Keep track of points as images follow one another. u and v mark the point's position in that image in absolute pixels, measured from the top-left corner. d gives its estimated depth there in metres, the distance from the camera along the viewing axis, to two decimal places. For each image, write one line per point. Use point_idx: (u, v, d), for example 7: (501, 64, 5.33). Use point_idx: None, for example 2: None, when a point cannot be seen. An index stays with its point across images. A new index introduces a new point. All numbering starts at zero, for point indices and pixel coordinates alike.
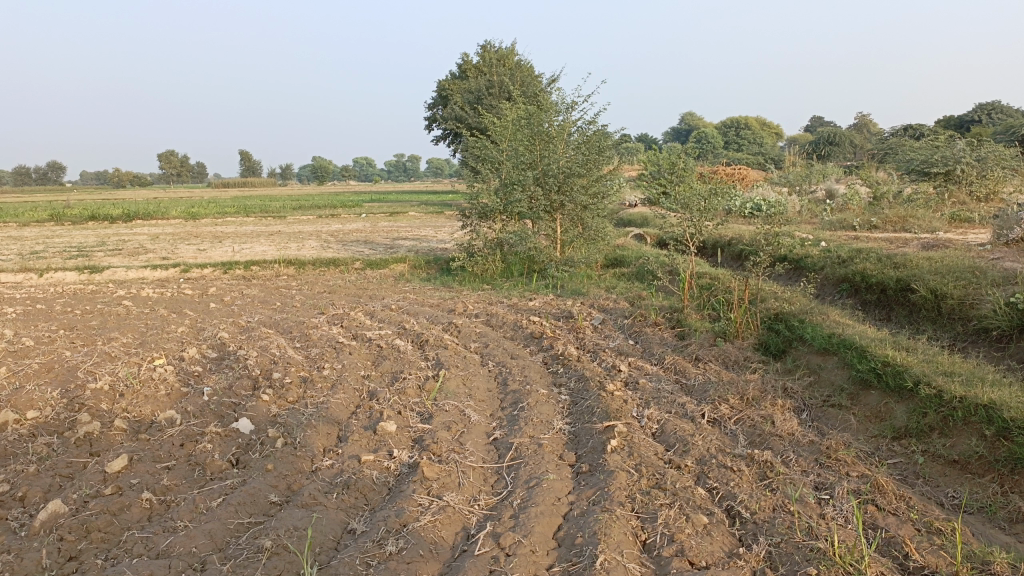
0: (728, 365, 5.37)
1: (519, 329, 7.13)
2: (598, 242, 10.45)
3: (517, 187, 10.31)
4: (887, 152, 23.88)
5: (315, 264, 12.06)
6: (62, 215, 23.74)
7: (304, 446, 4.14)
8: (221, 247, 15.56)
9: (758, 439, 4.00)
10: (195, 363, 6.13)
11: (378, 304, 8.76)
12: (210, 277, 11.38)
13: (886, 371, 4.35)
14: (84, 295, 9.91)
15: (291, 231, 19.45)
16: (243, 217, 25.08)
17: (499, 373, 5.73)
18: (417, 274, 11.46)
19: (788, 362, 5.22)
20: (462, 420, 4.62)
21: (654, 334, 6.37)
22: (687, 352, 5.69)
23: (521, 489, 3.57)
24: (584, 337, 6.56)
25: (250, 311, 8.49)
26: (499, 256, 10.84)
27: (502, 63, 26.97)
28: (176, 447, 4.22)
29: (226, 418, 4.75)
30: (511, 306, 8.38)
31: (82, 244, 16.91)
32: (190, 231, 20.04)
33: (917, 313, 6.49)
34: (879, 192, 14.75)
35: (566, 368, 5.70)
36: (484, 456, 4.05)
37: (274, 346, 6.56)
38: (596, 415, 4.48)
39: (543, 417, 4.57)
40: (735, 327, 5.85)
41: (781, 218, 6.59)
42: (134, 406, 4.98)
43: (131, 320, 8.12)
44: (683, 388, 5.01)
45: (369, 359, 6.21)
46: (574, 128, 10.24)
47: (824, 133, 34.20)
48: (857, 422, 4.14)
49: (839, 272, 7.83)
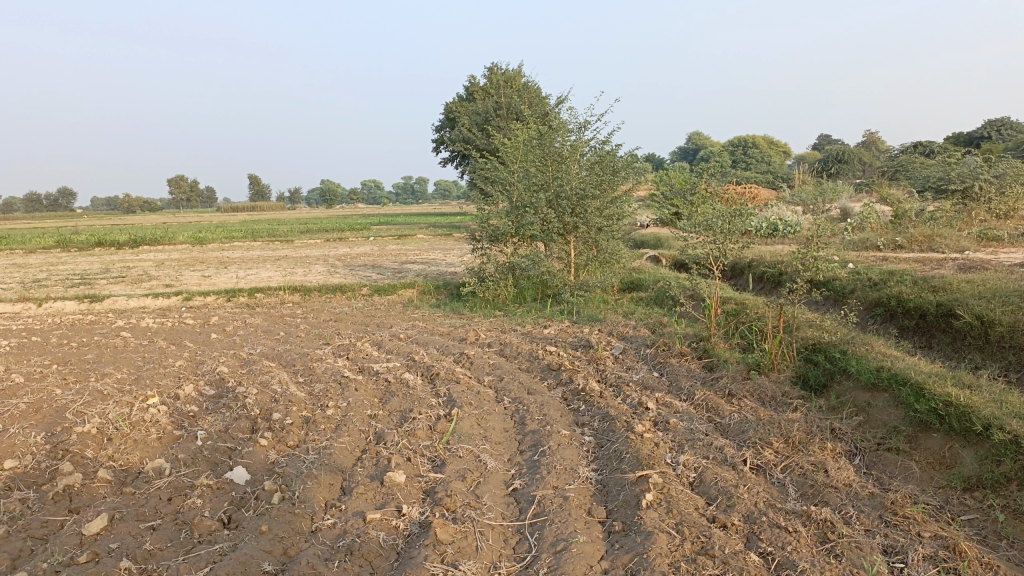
0: (765, 402, 4.95)
1: (535, 361, 6.71)
2: (613, 264, 10.03)
3: (529, 209, 9.96)
4: (897, 169, 23.52)
5: (321, 291, 11.70)
6: (68, 242, 23.52)
7: (303, 500, 3.73)
8: (226, 274, 15.24)
9: (811, 492, 3.59)
10: (191, 402, 5.73)
11: (385, 333, 8.38)
12: (213, 306, 11.02)
13: (949, 412, 3.93)
14: (82, 326, 9.56)
15: (297, 256, 19.14)
16: (250, 242, 24.79)
17: (516, 411, 5.32)
18: (426, 300, 11.08)
19: (832, 399, 4.79)
20: (478, 467, 4.20)
21: (680, 366, 5.96)
22: (718, 387, 5.27)
23: (548, 554, 3.15)
24: (605, 369, 6.15)
25: (252, 342, 8.11)
26: (511, 281, 10.46)
27: (509, 85, 26.74)
28: (163, 503, 3.82)
29: (220, 466, 4.35)
30: (525, 335, 7.98)
31: (86, 272, 16.61)
32: (196, 257, 19.79)
33: (962, 341, 6.04)
34: (900, 210, 14.31)
35: (589, 405, 5.28)
36: (504, 511, 3.63)
37: (276, 381, 6.17)
38: (626, 461, 4.06)
39: (567, 463, 4.15)
40: (769, 359, 5.42)
41: (816, 240, 6.20)
42: (122, 452, 4.59)
43: (128, 354, 7.75)
44: (719, 429, 4.58)
45: (376, 396, 5.80)
46: (587, 148, 9.86)
47: (833, 151, 33.86)
48: (919, 471, 3.73)
49: (871, 296, 7.39)
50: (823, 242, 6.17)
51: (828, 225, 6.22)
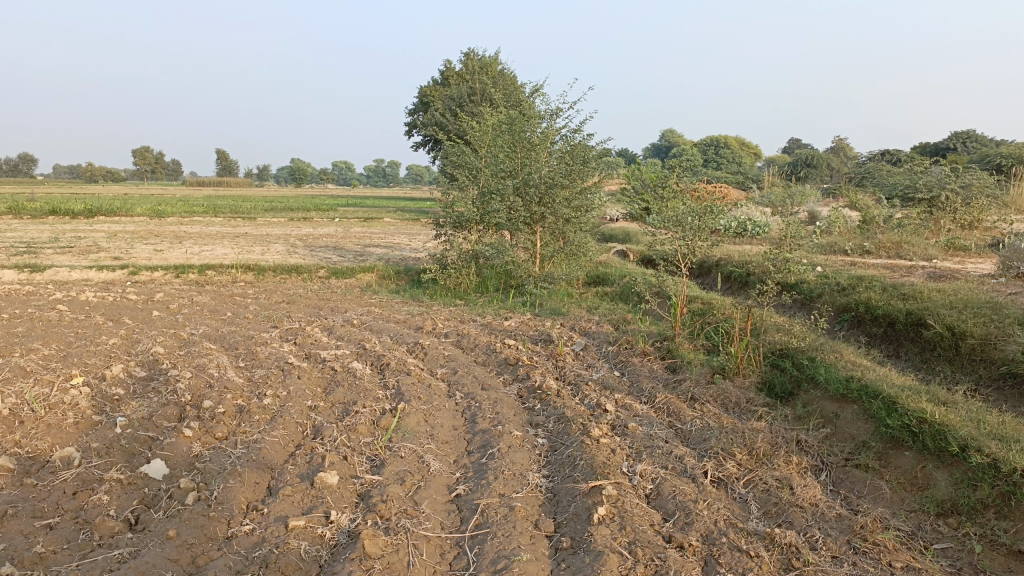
0: (729, 408, 4.69)
1: (492, 354, 6.40)
2: (580, 257, 9.75)
3: (495, 196, 9.63)
4: (864, 176, 23.64)
5: (276, 271, 11.25)
6: (20, 208, 22.59)
7: (221, 502, 3.38)
8: (180, 248, 14.65)
9: (775, 511, 3.34)
10: (117, 384, 5.31)
11: (338, 318, 7.99)
12: (161, 281, 10.52)
13: (923, 431, 3.72)
14: (17, 296, 9.00)
15: (258, 234, 18.57)
16: (211, 217, 24.10)
17: (467, 408, 5.00)
18: (385, 285, 10.70)
19: (799, 408, 4.56)
20: (420, 469, 3.88)
21: (643, 366, 5.69)
22: (680, 390, 5.00)
23: (488, 573, 2.85)
24: (564, 366, 5.86)
25: (195, 322, 7.68)
26: (474, 269, 10.12)
27: (486, 72, 26.26)
28: (65, 497, 3.43)
29: (137, 458, 3.96)
30: (485, 326, 7.66)
31: (33, 240, 15.88)
32: (151, 230, 19.08)
33: (931, 352, 5.85)
34: (869, 216, 14.24)
35: (544, 405, 4.98)
36: (442, 520, 3.32)
37: (214, 365, 5.77)
38: (579, 469, 3.77)
39: (516, 468, 3.85)
40: (735, 363, 5.15)
41: (790, 241, 5.97)
42: (30, 437, 4.17)
43: (61, 328, 7.26)
44: (679, 436, 4.32)
45: (320, 386, 5.45)
46: (558, 136, 9.52)
47: (803, 155, 33.99)
48: (890, 492, 3.52)
49: (839, 301, 7.21)
50: (796, 243, 5.96)
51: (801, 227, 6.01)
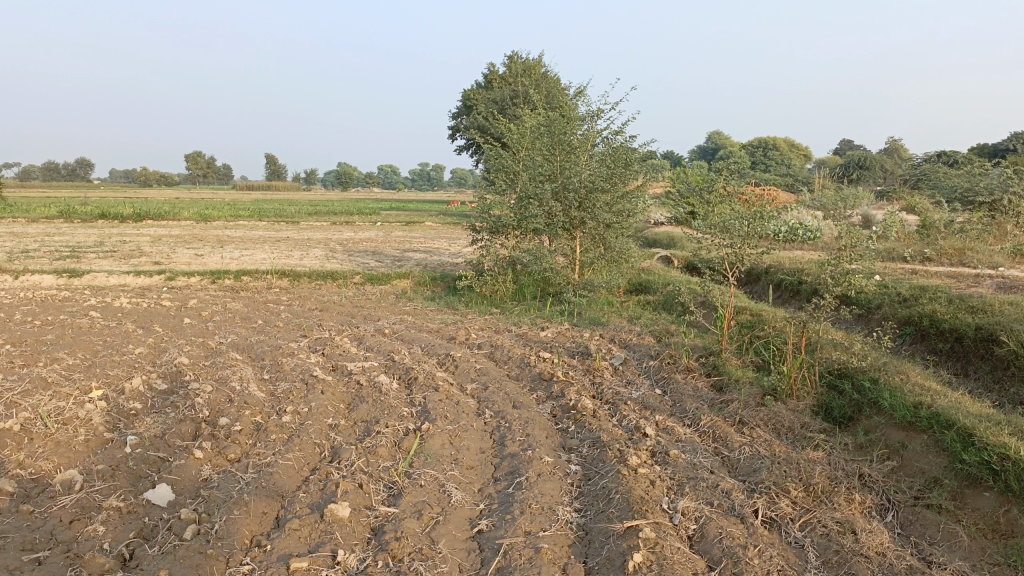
0: (781, 434, 4.29)
1: (525, 367, 6.07)
2: (622, 264, 9.37)
3: (533, 201, 9.30)
4: (920, 178, 22.66)
5: (312, 277, 11.09)
6: (72, 212, 22.99)
7: (222, 537, 3.12)
8: (221, 253, 14.65)
9: (837, 561, 2.96)
10: (136, 399, 5.11)
11: (370, 327, 7.75)
12: (196, 288, 10.43)
13: (1007, 470, 3.34)
14: (53, 302, 8.96)
15: (299, 238, 18.55)
16: (255, 221, 24.26)
17: (497, 429, 4.68)
18: (421, 292, 10.46)
19: (860, 436, 4.16)
20: (441, 499, 3.58)
21: (687, 384, 5.30)
22: (728, 413, 4.61)
23: None
24: (602, 383, 5.50)
25: (225, 330, 7.51)
26: (511, 276, 9.82)
27: (528, 74, 25.91)
28: (60, 527, 3.21)
29: (142, 482, 3.73)
30: (520, 337, 7.35)
31: (80, 244, 16.05)
32: (196, 234, 19.20)
33: (1005, 371, 5.36)
34: (928, 220, 13.53)
35: (579, 426, 4.63)
36: (461, 561, 3.02)
37: (236, 378, 5.54)
38: (615, 504, 3.42)
39: (544, 501, 3.52)
40: (788, 383, 4.72)
41: (850, 251, 5.47)
42: (36, 455, 3.97)
43: (90, 336, 7.14)
44: (726, 466, 3.94)
45: (344, 402, 5.18)
46: (599, 139, 9.19)
47: (854, 156, 32.95)
48: (970, 540, 3.13)
49: (900, 312, 6.71)
50: (857, 253, 5.44)
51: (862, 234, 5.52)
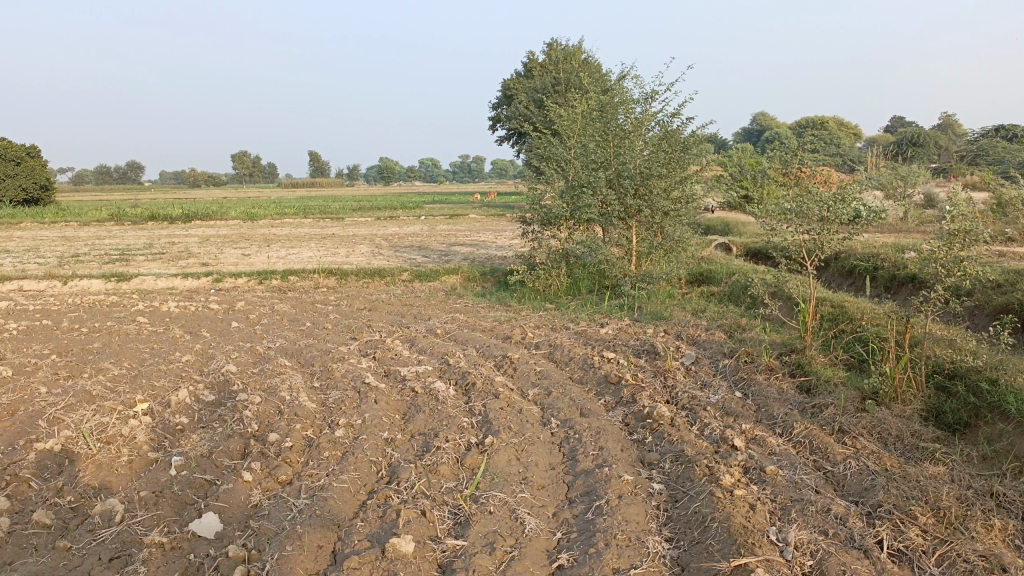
0: (889, 444, 3.80)
1: (589, 369, 5.65)
2: (680, 252, 8.87)
3: (586, 189, 8.83)
4: (979, 154, 21.50)
5: (359, 275, 10.82)
6: (122, 215, 23.18)
7: None
8: (266, 253, 14.49)
9: None
10: (182, 413, 4.82)
11: (421, 327, 7.42)
12: (243, 289, 10.23)
13: None
14: (102, 308, 8.82)
15: (344, 235, 18.35)
16: (300, 219, 24.22)
17: (566, 441, 4.27)
18: (471, 288, 10.12)
19: (984, 446, 3.73)
20: (515, 527, 3.21)
21: (770, 386, 4.82)
22: (824, 419, 4.12)
23: None
24: (675, 386, 5.05)
25: (273, 335, 7.24)
26: (565, 270, 9.40)
27: (569, 61, 25.28)
28: (99, 567, 2.93)
29: (188, 510, 3.43)
30: (579, 335, 6.93)
31: (129, 247, 16.07)
32: (243, 233, 19.15)
33: None
34: (1002, 197, 12.69)
35: (657, 438, 4.20)
36: None
37: (285, 387, 5.24)
38: (715, 534, 3.00)
39: (632, 529, 3.12)
40: (891, 386, 4.23)
41: (964, 237, 4.60)
42: (76, 481, 3.70)
43: (137, 343, 6.92)
44: (832, 483, 3.48)
45: (399, 412, 4.83)
46: (653, 122, 8.66)
47: (905, 133, 31.64)
48: None
49: (997, 299, 6.14)
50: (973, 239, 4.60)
51: (971, 210, 4.68)
